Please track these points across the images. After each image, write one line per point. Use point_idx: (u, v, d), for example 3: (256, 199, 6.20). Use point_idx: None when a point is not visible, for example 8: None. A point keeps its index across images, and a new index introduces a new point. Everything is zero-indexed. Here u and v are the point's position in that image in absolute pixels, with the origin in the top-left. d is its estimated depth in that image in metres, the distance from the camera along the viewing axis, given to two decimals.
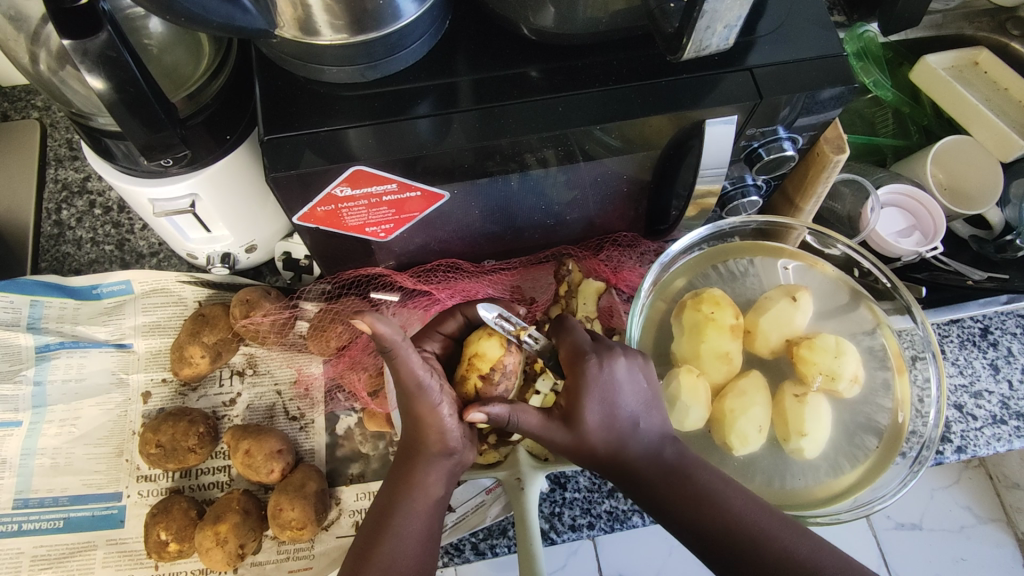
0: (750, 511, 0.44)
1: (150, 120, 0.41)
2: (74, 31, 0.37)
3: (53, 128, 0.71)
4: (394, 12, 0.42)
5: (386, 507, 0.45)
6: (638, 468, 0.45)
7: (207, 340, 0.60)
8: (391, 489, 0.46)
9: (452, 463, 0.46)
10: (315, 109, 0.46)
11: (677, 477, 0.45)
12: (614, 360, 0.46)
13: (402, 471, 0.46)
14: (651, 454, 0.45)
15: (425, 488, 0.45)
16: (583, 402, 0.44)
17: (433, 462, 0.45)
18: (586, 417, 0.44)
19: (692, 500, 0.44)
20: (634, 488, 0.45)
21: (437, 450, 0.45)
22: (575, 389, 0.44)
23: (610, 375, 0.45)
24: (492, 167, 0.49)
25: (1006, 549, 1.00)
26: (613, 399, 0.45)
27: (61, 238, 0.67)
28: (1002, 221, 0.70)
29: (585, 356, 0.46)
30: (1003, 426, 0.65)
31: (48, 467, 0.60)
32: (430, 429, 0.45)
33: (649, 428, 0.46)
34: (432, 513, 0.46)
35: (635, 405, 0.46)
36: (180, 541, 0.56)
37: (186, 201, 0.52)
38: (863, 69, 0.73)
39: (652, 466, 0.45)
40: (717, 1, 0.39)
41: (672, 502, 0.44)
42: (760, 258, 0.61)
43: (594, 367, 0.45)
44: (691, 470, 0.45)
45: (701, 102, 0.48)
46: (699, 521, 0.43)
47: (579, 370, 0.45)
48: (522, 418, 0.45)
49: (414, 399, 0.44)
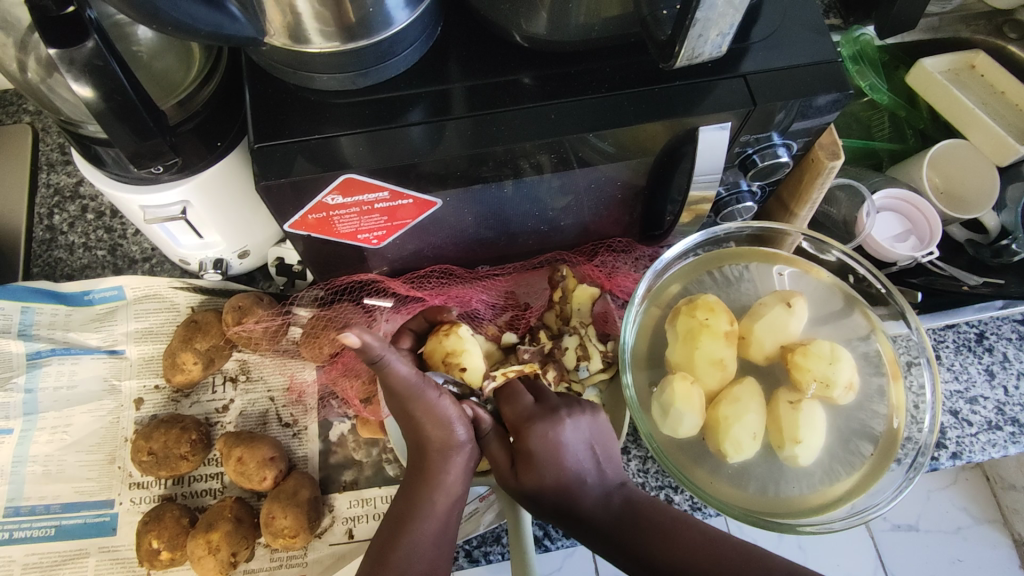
0: (712, 550, 0.43)
1: (139, 128, 0.41)
2: (61, 40, 0.37)
3: (45, 132, 0.70)
4: (385, 19, 0.42)
5: (405, 508, 0.46)
6: (592, 521, 0.46)
7: (198, 347, 0.59)
8: (410, 491, 0.46)
9: (467, 456, 0.46)
10: (306, 116, 0.46)
11: (631, 521, 0.46)
12: (559, 424, 0.48)
13: (418, 474, 0.46)
14: (604, 505, 0.47)
15: (445, 486, 0.45)
16: (531, 459, 0.46)
17: (452, 458, 0.46)
18: (530, 476, 0.46)
19: (645, 543, 0.44)
20: (591, 542, 0.46)
21: (450, 448, 0.45)
22: (524, 454, 0.46)
23: (558, 430, 0.47)
24: (486, 173, 0.49)
25: (1002, 551, 1.00)
26: (560, 461, 0.46)
27: (53, 243, 0.67)
28: (997, 225, 0.69)
29: (534, 417, 0.48)
30: (998, 432, 0.65)
31: (39, 475, 0.60)
32: (430, 427, 0.45)
33: (600, 482, 0.48)
34: (452, 510, 0.46)
35: (583, 463, 0.47)
36: (172, 549, 0.57)
37: (177, 208, 0.52)
38: (858, 73, 0.73)
39: (605, 516, 0.46)
40: (709, 10, 0.39)
41: (626, 547, 0.45)
42: (755, 263, 0.61)
43: (539, 434, 0.47)
44: (647, 514, 0.46)
45: (694, 108, 0.48)
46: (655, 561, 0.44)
47: (528, 433, 0.47)
48: (490, 443, 0.49)
49: (413, 402, 0.44)
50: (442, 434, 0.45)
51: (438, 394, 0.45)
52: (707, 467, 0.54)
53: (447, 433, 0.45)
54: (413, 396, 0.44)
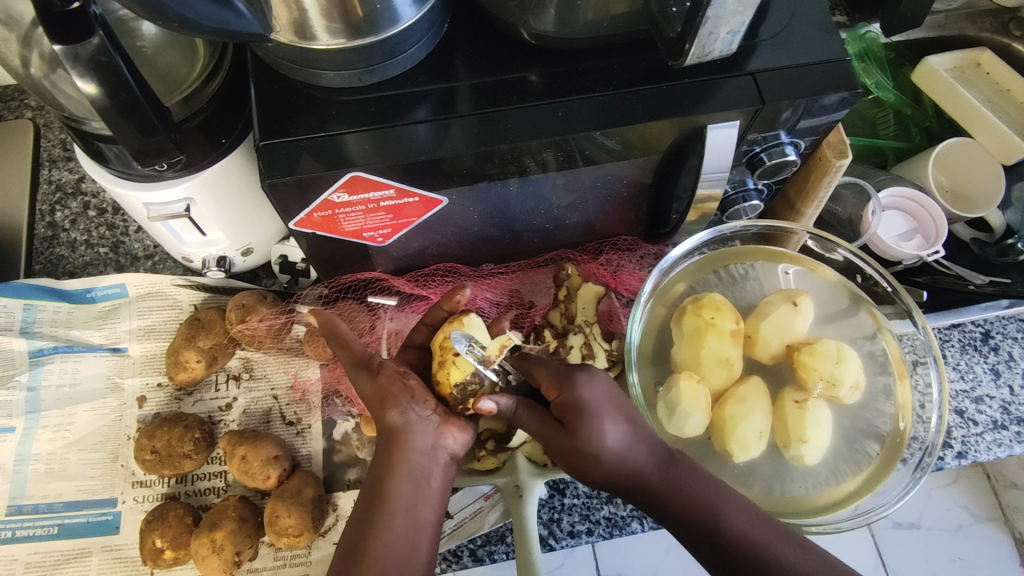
0: (760, 534, 0.43)
1: (144, 124, 0.41)
2: (66, 36, 0.36)
3: (47, 128, 0.70)
4: (392, 16, 0.42)
5: (371, 504, 0.44)
6: (650, 479, 0.44)
7: (202, 345, 0.59)
8: (372, 484, 0.45)
9: (421, 440, 0.45)
10: (312, 113, 0.46)
11: (687, 486, 0.44)
12: (599, 377, 0.46)
13: (379, 468, 0.45)
14: (663, 462, 0.44)
15: (405, 472, 0.44)
16: (585, 413, 0.44)
17: (405, 439, 0.45)
18: (593, 436, 0.43)
19: (707, 517, 0.43)
20: (649, 505, 0.44)
21: (400, 427, 0.45)
22: (575, 403, 0.44)
23: (600, 388, 0.45)
24: (492, 170, 0.48)
25: (1002, 548, 1.00)
26: (611, 411, 0.45)
27: (55, 240, 0.67)
28: (1003, 223, 0.70)
29: (571, 374, 0.46)
30: (1004, 432, 0.65)
31: (42, 473, 0.60)
32: (388, 407, 0.45)
33: (652, 436, 0.46)
34: (420, 500, 0.44)
35: (630, 414, 0.46)
36: (175, 548, 0.56)
37: (181, 206, 0.51)
38: (864, 69, 0.73)
39: (664, 472, 0.44)
40: (720, 7, 0.38)
41: (687, 515, 0.43)
42: (761, 262, 0.61)
43: (583, 385, 0.45)
44: (698, 479, 0.44)
45: (702, 106, 0.47)
46: (718, 535, 0.42)
47: (571, 385, 0.45)
48: (520, 417, 0.47)
49: (362, 382, 0.47)
50: (395, 414, 0.45)
51: (382, 373, 0.46)
52: (712, 466, 0.54)
53: (400, 412, 0.45)
54: (359, 374, 0.47)
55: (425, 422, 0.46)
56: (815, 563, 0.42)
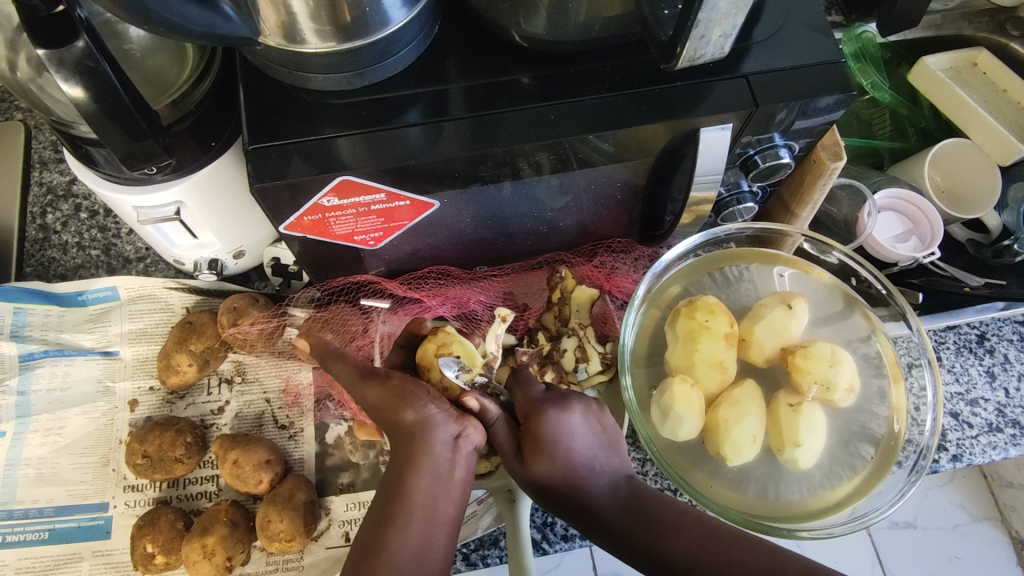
0: (712, 548, 0.43)
1: (131, 128, 0.40)
2: (50, 41, 0.36)
3: (38, 130, 0.69)
4: (382, 19, 0.41)
5: (388, 500, 0.43)
6: (599, 509, 0.45)
7: (194, 349, 0.59)
8: (391, 480, 0.43)
9: (443, 430, 0.44)
10: (302, 116, 0.45)
11: (635, 516, 0.45)
12: (569, 411, 0.47)
13: (398, 463, 0.43)
14: (611, 496, 0.46)
15: (426, 467, 0.43)
16: (541, 450, 0.45)
17: (428, 433, 0.43)
18: (546, 466, 0.45)
19: (649, 542, 0.44)
20: (596, 532, 0.46)
21: (420, 423, 0.44)
22: (534, 438, 0.45)
23: (567, 423, 0.46)
24: (485, 172, 0.48)
25: (997, 547, 1.00)
26: (570, 447, 0.46)
27: (46, 242, 0.66)
28: (999, 225, 0.69)
29: (541, 406, 0.47)
30: (999, 434, 0.65)
31: (32, 478, 0.59)
32: (404, 405, 0.44)
33: (607, 470, 0.47)
34: (442, 495, 0.43)
35: (590, 449, 0.47)
36: (166, 553, 0.56)
37: (171, 209, 0.51)
38: (861, 70, 0.72)
39: (610, 507, 0.46)
40: (712, 10, 0.38)
41: (632, 539, 0.44)
42: (757, 264, 0.60)
43: (550, 420, 0.46)
44: (648, 508, 0.45)
45: (695, 109, 0.47)
46: (662, 557, 0.43)
47: (539, 420, 0.46)
48: (497, 430, 0.48)
49: (373, 385, 0.46)
50: (411, 412, 0.44)
51: (392, 377, 0.46)
52: (705, 470, 0.54)
53: (417, 410, 0.44)
54: (366, 383, 0.47)
55: (446, 416, 0.45)
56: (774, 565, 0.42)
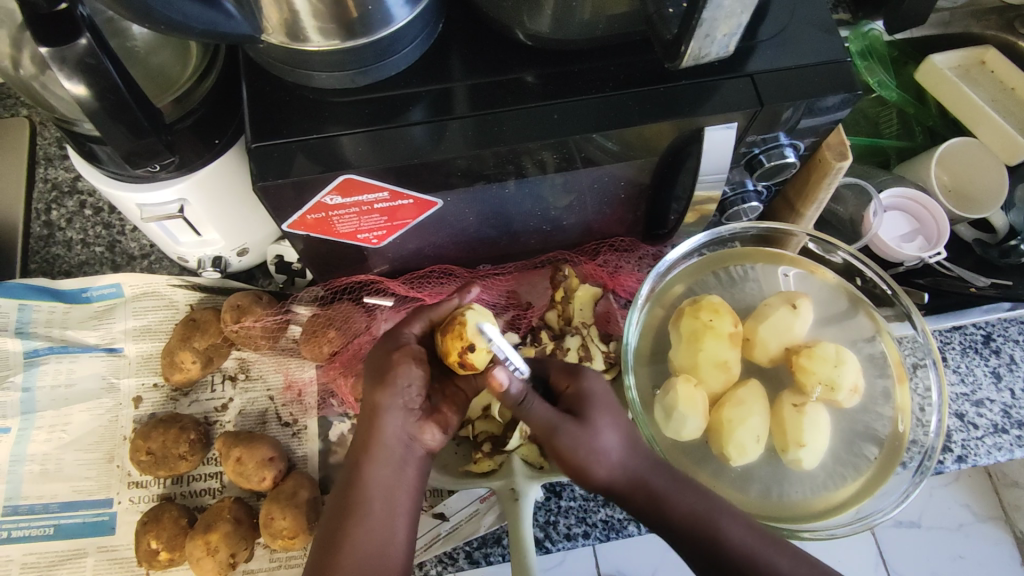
0: (754, 542, 0.43)
1: (134, 127, 0.40)
2: (53, 39, 0.36)
3: (43, 126, 0.69)
4: (385, 17, 0.41)
5: (349, 492, 0.45)
6: (652, 486, 0.44)
7: (197, 346, 0.59)
8: (351, 470, 0.45)
9: (400, 420, 0.45)
10: (306, 115, 0.45)
11: (689, 494, 0.44)
12: (604, 378, 0.48)
13: (360, 449, 0.45)
14: (661, 469, 0.45)
15: (382, 456, 0.45)
16: (593, 405, 0.45)
17: (385, 424, 0.45)
18: (599, 431, 0.44)
19: (708, 521, 0.43)
20: (655, 511, 0.43)
21: (384, 410, 0.45)
22: (582, 394, 0.45)
23: (607, 386, 0.47)
24: (489, 170, 0.48)
25: (1004, 547, 0.99)
26: (616, 407, 0.46)
27: (51, 239, 0.67)
28: (1006, 225, 0.69)
29: (580, 369, 0.48)
30: (1004, 435, 0.64)
31: (38, 473, 0.60)
32: (380, 392, 0.45)
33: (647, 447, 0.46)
34: (395, 488, 0.45)
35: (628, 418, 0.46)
36: (170, 549, 0.56)
37: (175, 206, 0.51)
38: (868, 69, 0.72)
39: (663, 479, 0.44)
40: (717, 9, 0.38)
41: (689, 521, 0.43)
42: (761, 263, 0.60)
43: (592, 380, 0.47)
44: (696, 487, 0.45)
45: (700, 108, 0.47)
46: (720, 534, 0.42)
47: (580, 376, 0.47)
48: (530, 405, 0.44)
49: (377, 356, 0.47)
50: (385, 396, 0.45)
51: (397, 352, 0.47)
52: (709, 470, 0.54)
53: (391, 396, 0.45)
54: (377, 350, 0.48)
55: (406, 414, 0.46)
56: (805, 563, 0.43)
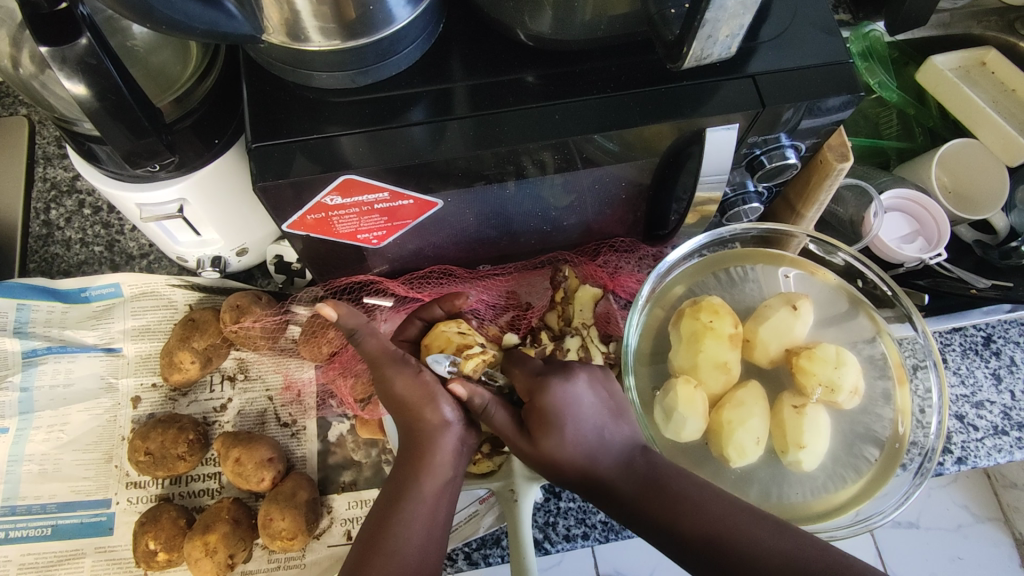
0: (729, 521, 0.41)
1: (134, 126, 0.40)
2: (52, 38, 0.36)
3: (41, 125, 0.69)
4: (386, 17, 0.41)
5: (395, 499, 0.44)
6: (615, 485, 0.44)
7: (196, 346, 0.59)
8: (401, 482, 0.45)
9: (457, 435, 0.46)
10: (307, 114, 0.45)
11: (654, 487, 0.44)
12: (575, 378, 0.47)
13: (411, 462, 0.45)
14: (627, 467, 0.45)
15: (437, 470, 0.45)
16: (551, 421, 0.45)
17: (439, 439, 0.45)
18: (555, 443, 0.45)
19: (671, 511, 0.42)
20: (613, 508, 0.44)
21: (439, 426, 0.45)
22: (546, 406, 0.45)
23: (571, 390, 0.46)
24: (489, 170, 0.47)
25: (1002, 548, 0.99)
26: (579, 414, 0.46)
27: (49, 238, 0.66)
28: (1006, 226, 0.69)
29: (544, 376, 0.47)
30: (1004, 437, 0.64)
31: (35, 473, 0.59)
32: (427, 408, 0.45)
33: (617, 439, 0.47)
34: (447, 500, 0.45)
35: (597, 418, 0.46)
36: (169, 550, 0.56)
37: (174, 206, 0.51)
38: (868, 69, 0.71)
39: (629, 479, 0.45)
40: (719, 10, 0.38)
41: (653, 513, 0.43)
42: (761, 264, 0.60)
43: (558, 385, 0.46)
44: (665, 478, 0.44)
45: (701, 108, 0.47)
46: (681, 527, 0.42)
47: (544, 389, 0.46)
48: (494, 413, 0.47)
49: (398, 375, 0.46)
50: (433, 412, 0.45)
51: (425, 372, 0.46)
52: (709, 471, 0.53)
53: (438, 412, 0.46)
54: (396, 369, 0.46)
55: (460, 427, 0.46)
56: (790, 535, 0.41)
